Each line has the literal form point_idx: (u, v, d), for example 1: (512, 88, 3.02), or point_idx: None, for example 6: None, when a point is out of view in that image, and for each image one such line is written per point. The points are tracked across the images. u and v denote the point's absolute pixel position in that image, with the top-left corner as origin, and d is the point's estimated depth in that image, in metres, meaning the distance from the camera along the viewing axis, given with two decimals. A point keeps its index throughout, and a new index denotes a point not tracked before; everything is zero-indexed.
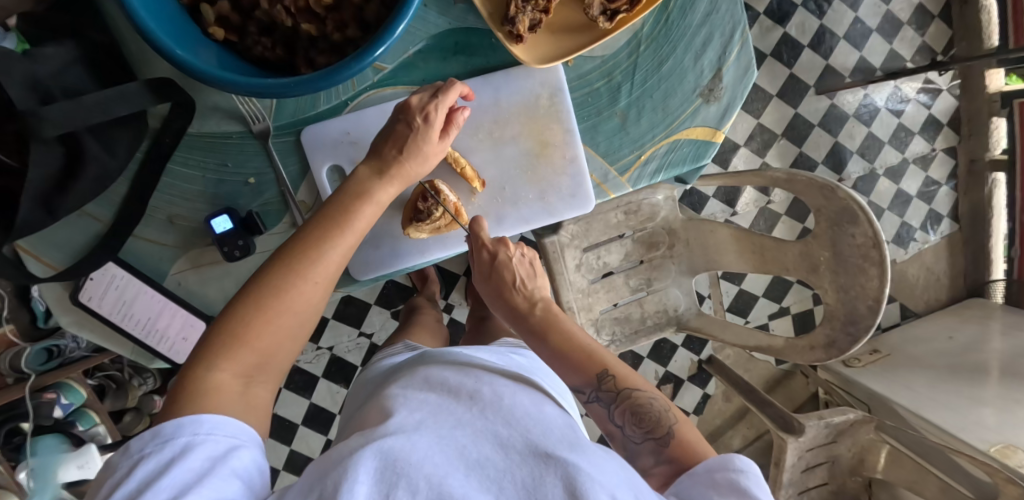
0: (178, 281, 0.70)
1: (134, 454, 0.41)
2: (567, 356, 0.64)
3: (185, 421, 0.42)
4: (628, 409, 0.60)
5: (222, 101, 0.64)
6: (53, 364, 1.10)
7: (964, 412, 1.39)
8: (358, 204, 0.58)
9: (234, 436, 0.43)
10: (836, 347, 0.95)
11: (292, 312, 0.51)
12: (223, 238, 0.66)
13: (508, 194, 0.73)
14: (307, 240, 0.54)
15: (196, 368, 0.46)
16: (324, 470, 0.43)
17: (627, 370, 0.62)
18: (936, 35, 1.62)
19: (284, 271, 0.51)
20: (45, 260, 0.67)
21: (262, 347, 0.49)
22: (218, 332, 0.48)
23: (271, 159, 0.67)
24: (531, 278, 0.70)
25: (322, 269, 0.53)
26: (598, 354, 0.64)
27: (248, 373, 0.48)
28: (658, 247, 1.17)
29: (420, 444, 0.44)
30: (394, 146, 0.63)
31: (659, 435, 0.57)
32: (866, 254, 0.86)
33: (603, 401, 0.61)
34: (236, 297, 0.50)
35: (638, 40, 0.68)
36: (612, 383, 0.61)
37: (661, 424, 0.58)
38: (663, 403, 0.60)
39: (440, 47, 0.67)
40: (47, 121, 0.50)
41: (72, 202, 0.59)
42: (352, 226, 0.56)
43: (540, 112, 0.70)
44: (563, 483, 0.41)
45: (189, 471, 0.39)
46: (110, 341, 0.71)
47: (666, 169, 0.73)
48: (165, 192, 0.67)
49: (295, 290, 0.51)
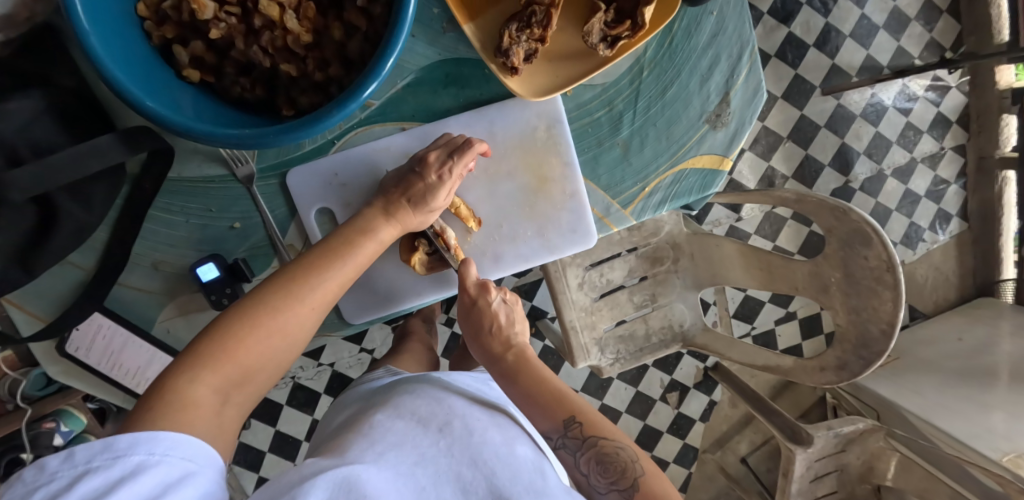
0: (166, 329, 0.68)
1: (76, 465, 0.36)
2: (534, 401, 0.57)
3: (141, 437, 0.39)
4: (593, 457, 0.55)
5: (203, 143, 0.61)
6: (52, 389, 1.10)
7: (975, 419, 1.37)
8: (359, 239, 0.58)
9: (192, 460, 0.40)
10: (847, 369, 0.92)
11: (283, 333, 0.51)
12: (209, 286, 0.63)
13: (505, 231, 0.70)
14: (305, 264, 0.54)
15: (177, 378, 0.45)
16: (272, 496, 0.42)
17: (597, 416, 0.56)
18: (944, 31, 1.57)
19: (282, 292, 0.52)
20: (29, 310, 0.64)
21: (246, 364, 0.48)
22: (207, 342, 0.47)
23: (255, 203, 0.64)
24: (509, 325, 0.63)
25: (320, 294, 0.54)
26: (566, 396, 0.57)
27: (226, 391, 0.47)
28: (662, 262, 1.14)
29: (375, 479, 0.42)
30: (396, 188, 0.63)
31: (624, 487, 0.53)
32: (879, 277, 0.82)
33: (569, 448, 0.55)
34: (228, 311, 0.50)
35: (640, 66, 0.65)
36: (579, 431, 0.55)
37: (627, 474, 0.54)
38: (631, 451, 0.55)
39: (430, 80, 0.63)
40: (15, 187, 0.46)
41: (49, 257, 0.56)
42: (352, 254, 0.57)
43: (537, 144, 0.67)
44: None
45: (138, 497, 0.36)
46: (99, 390, 0.69)
47: (671, 200, 0.69)
48: (148, 238, 0.64)
49: (291, 311, 0.51)
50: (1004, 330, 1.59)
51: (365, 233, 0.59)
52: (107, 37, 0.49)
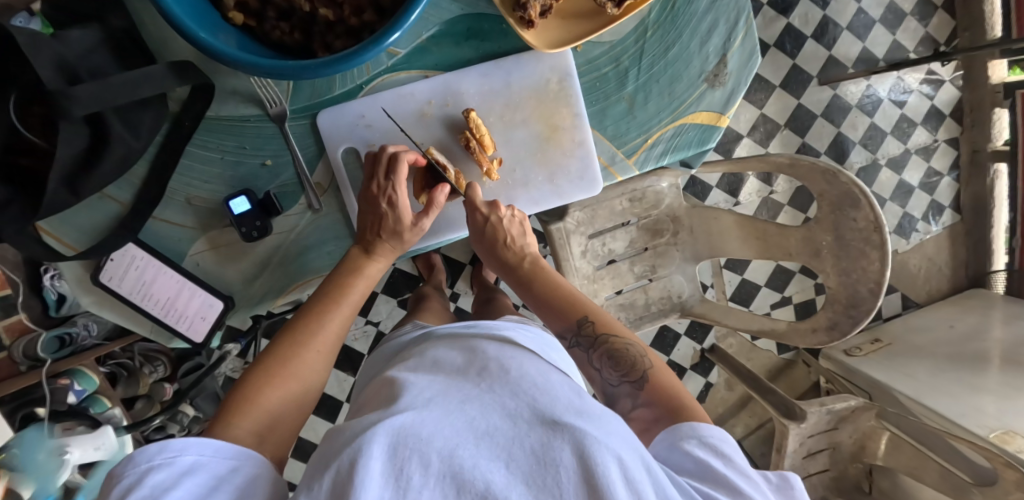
0: (196, 262, 0.71)
1: (142, 464, 0.44)
2: (555, 304, 0.69)
3: (191, 441, 0.45)
4: (606, 353, 0.63)
5: (240, 85, 0.66)
6: (65, 352, 1.10)
7: (964, 399, 1.41)
8: (351, 280, 0.65)
9: (234, 458, 0.46)
10: (837, 330, 0.96)
11: (297, 378, 0.56)
12: (242, 218, 0.68)
13: (518, 176, 0.75)
14: (306, 315, 0.61)
15: (216, 428, 0.50)
16: (337, 450, 0.45)
17: (609, 320, 0.65)
18: (938, 26, 1.63)
19: (288, 343, 0.58)
20: (65, 241, 0.68)
21: (270, 409, 0.53)
22: (232, 398, 0.52)
23: (287, 141, 0.69)
24: (521, 237, 0.73)
25: (320, 337, 0.60)
26: (581, 303, 0.67)
27: (263, 432, 0.51)
28: (662, 234, 1.18)
29: (430, 419, 0.46)
30: (374, 227, 0.68)
31: (634, 379, 0.60)
32: (867, 238, 0.87)
33: (582, 345, 0.65)
34: (247, 371, 0.56)
35: (645, 26, 0.70)
36: (592, 328, 0.65)
37: (637, 368, 0.61)
38: (640, 348, 0.62)
39: (452, 32, 0.68)
40: (77, 101, 0.50)
41: (96, 182, 0.61)
42: (345, 298, 0.64)
43: (549, 95, 0.71)
44: (572, 448, 0.42)
45: (192, 490, 0.42)
46: (130, 321, 0.72)
47: (672, 153, 0.74)
48: (183, 174, 0.68)
49: (300, 357, 0.57)
50: (994, 317, 1.63)
51: (354, 271, 0.66)
52: None
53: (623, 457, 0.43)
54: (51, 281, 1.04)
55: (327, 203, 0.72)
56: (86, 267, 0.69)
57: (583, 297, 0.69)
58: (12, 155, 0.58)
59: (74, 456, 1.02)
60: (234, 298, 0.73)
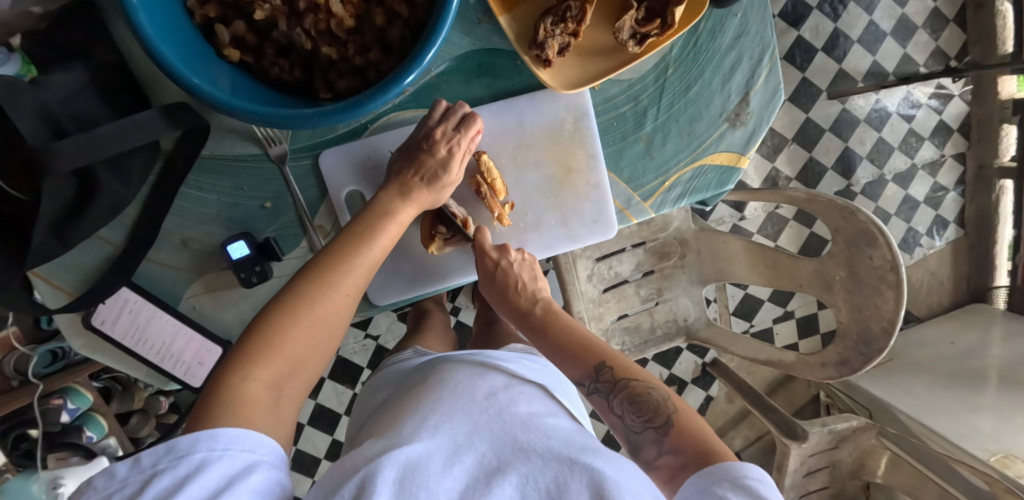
0: (193, 305, 0.69)
1: (145, 470, 0.39)
2: (567, 349, 0.64)
3: (203, 435, 0.41)
4: (626, 399, 0.59)
5: (238, 123, 0.63)
6: (58, 367, 1.07)
7: (964, 420, 1.41)
8: (382, 223, 0.61)
9: (253, 450, 0.42)
10: (848, 365, 0.95)
11: (322, 321, 0.53)
12: (239, 264, 0.65)
13: (530, 218, 0.72)
14: (334, 253, 0.56)
15: (232, 376, 0.47)
16: (340, 482, 0.43)
17: (628, 361, 0.61)
18: (950, 40, 1.60)
19: (314, 282, 0.54)
20: (56, 284, 0.65)
21: (294, 356, 0.50)
22: (254, 338, 0.49)
23: (288, 183, 0.66)
24: (533, 282, 0.70)
25: (350, 280, 0.56)
26: (597, 346, 0.62)
27: (279, 382, 0.49)
28: (669, 257, 1.16)
29: (439, 454, 0.44)
30: (409, 168, 0.64)
31: (658, 424, 0.56)
32: (883, 276, 0.85)
33: (602, 392, 0.60)
34: (269, 305, 0.52)
35: (665, 64, 0.67)
36: (610, 374, 0.60)
37: (661, 413, 0.57)
38: (662, 391, 0.58)
39: (463, 69, 0.65)
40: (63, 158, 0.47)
41: (85, 230, 0.57)
42: (374, 241, 0.59)
43: (564, 136, 0.69)
44: (589, 486, 0.41)
45: (205, 490, 0.38)
46: (123, 365, 0.69)
47: (690, 194, 0.71)
48: (178, 215, 0.65)
49: (326, 299, 0.53)
50: (995, 335, 1.63)
51: (385, 215, 0.62)
52: (156, 19, 0.51)
53: None
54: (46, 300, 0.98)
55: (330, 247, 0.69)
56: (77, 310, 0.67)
57: (598, 339, 0.64)
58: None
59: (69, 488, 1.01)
60: (232, 343, 0.70)
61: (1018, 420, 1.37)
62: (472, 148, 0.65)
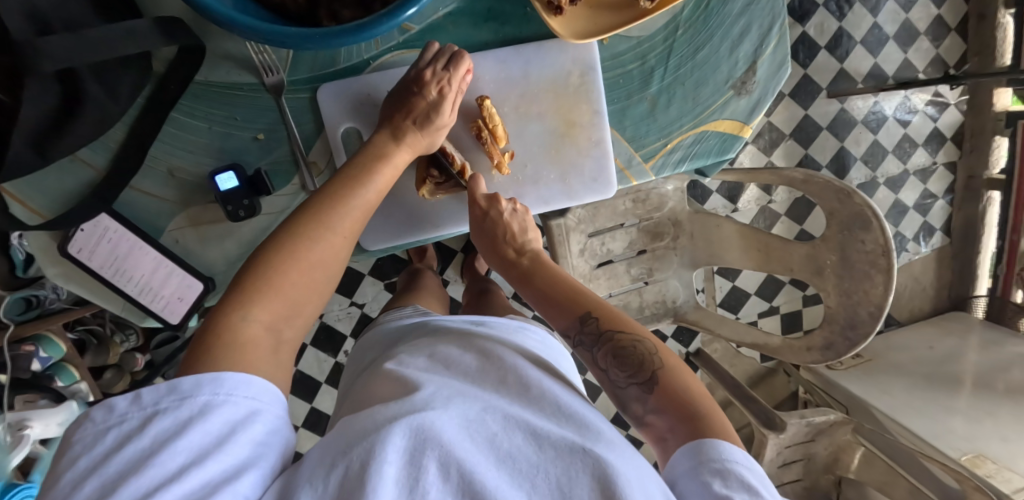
0: (175, 239, 0.67)
1: (145, 406, 0.38)
2: (554, 300, 0.61)
3: (206, 378, 0.40)
4: (610, 352, 0.57)
5: (234, 49, 0.61)
6: (31, 315, 1.01)
7: (937, 420, 1.44)
8: (377, 165, 0.59)
9: (255, 398, 0.41)
10: (833, 350, 0.96)
11: (316, 265, 0.51)
12: (228, 195, 0.63)
13: (529, 172, 0.71)
14: (329, 195, 0.55)
15: (229, 316, 0.45)
16: (344, 443, 0.42)
17: (614, 313, 0.59)
18: (950, 48, 1.62)
19: (313, 224, 0.52)
20: (30, 205, 0.62)
21: (291, 298, 0.48)
22: (251, 273, 0.47)
23: (284, 115, 0.64)
24: (522, 234, 0.67)
25: (348, 222, 0.54)
26: (583, 295, 0.60)
27: (279, 323, 0.47)
28: (662, 238, 1.16)
29: (450, 421, 0.43)
30: (399, 109, 0.63)
31: (643, 380, 0.55)
32: (874, 262, 0.86)
33: (587, 344, 0.58)
34: (263, 242, 0.50)
35: (676, 24, 0.67)
36: (595, 325, 0.58)
37: (646, 367, 0.55)
38: (651, 343, 0.56)
39: (471, 12, 0.64)
40: (47, 56, 0.45)
41: (66, 144, 0.55)
42: (369, 185, 0.57)
43: (569, 89, 0.68)
44: (596, 480, 0.40)
45: (208, 435, 0.38)
46: (99, 298, 0.67)
47: (690, 160, 0.71)
48: (166, 142, 0.63)
49: (320, 243, 0.51)
50: (973, 342, 1.66)
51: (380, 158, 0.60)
52: None
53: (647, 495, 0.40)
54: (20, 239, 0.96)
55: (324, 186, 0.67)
56: (52, 237, 0.64)
57: (587, 288, 0.62)
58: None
59: (34, 431, 0.94)
60: (215, 281, 0.68)
61: (989, 425, 1.40)
62: (464, 89, 0.65)
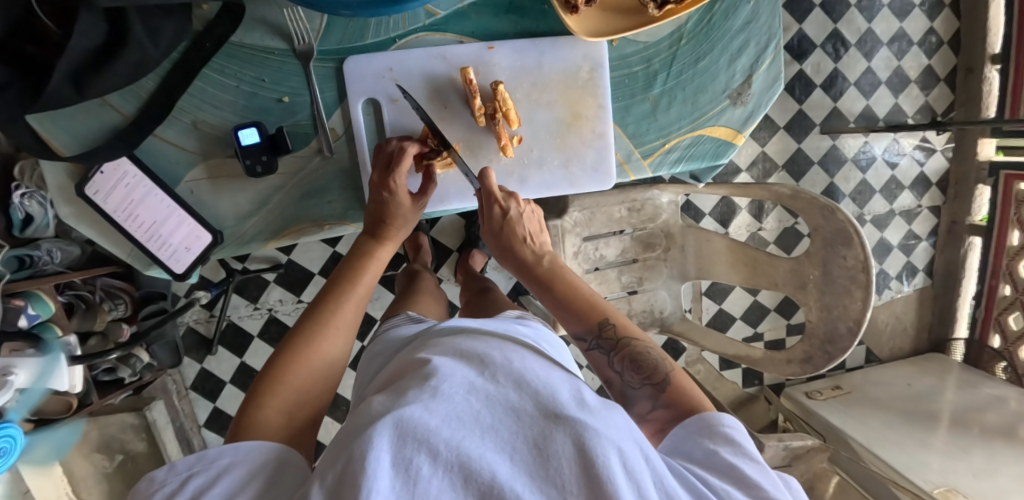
0: (190, 189, 0.70)
1: (181, 472, 0.44)
2: (570, 306, 0.66)
3: (227, 447, 0.45)
4: (626, 357, 0.61)
5: (270, 15, 0.66)
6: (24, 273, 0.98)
7: (911, 454, 1.46)
8: (376, 247, 0.65)
9: (269, 451, 0.46)
10: (811, 363, 0.99)
11: (320, 355, 0.56)
12: (247, 150, 0.67)
13: (535, 157, 0.74)
14: (327, 291, 0.61)
15: (248, 406, 0.50)
16: (347, 440, 0.44)
17: (629, 324, 0.63)
18: (938, 97, 1.70)
19: (315, 318, 0.58)
20: (54, 142, 0.66)
21: (298, 386, 0.53)
22: (263, 373, 0.53)
23: (309, 81, 0.68)
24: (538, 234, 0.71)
25: (342, 315, 0.59)
26: (600, 305, 0.65)
27: (291, 410, 0.51)
28: (653, 249, 1.20)
29: (437, 406, 0.44)
30: (378, 214, 0.67)
31: (656, 382, 0.58)
32: (854, 276, 0.90)
33: (603, 348, 0.62)
34: (278, 347, 0.56)
35: (680, 34, 0.72)
36: (613, 332, 0.63)
37: (660, 371, 0.59)
38: (660, 352, 0.61)
39: (493, 3, 0.69)
40: None
41: (104, 82, 0.59)
42: (362, 278, 0.62)
43: (579, 83, 0.72)
44: (573, 441, 0.42)
45: (233, 485, 0.43)
46: (108, 241, 0.70)
47: (686, 161, 0.75)
48: (194, 95, 0.67)
49: (325, 336, 0.57)
50: (949, 382, 1.70)
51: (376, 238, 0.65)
52: None
53: (624, 449, 0.42)
54: (20, 198, 0.97)
55: (339, 150, 0.71)
56: (70, 175, 0.67)
57: (600, 299, 0.67)
58: (19, 41, 0.56)
59: (19, 380, 0.89)
60: (223, 235, 0.71)
61: (960, 460, 1.43)
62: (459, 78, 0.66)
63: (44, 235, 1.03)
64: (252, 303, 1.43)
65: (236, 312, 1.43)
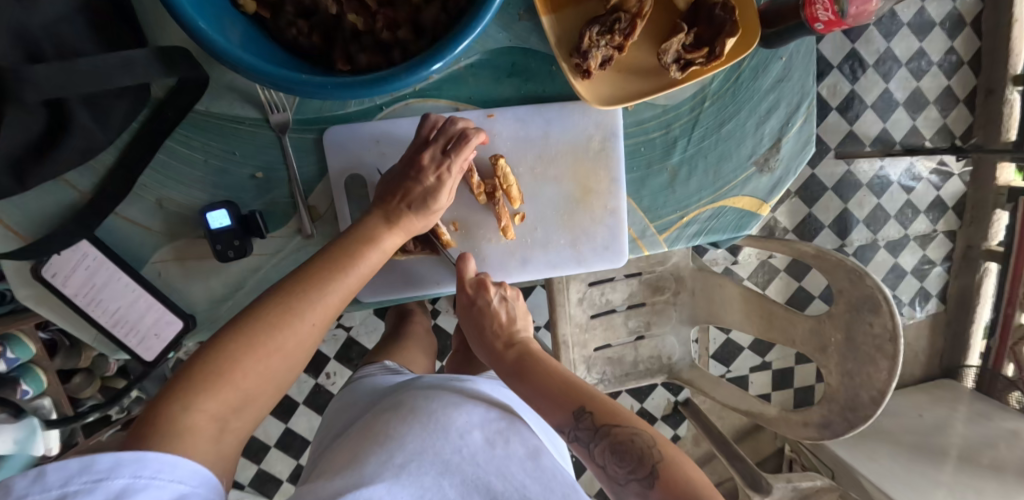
0: (158, 272, 0.63)
1: (51, 489, 0.34)
2: (544, 395, 0.57)
3: (128, 458, 0.37)
4: (608, 448, 0.52)
5: (240, 81, 0.58)
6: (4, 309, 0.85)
7: (923, 492, 1.41)
8: (363, 250, 0.57)
9: (182, 481, 0.39)
10: (830, 428, 0.93)
11: (282, 351, 0.49)
12: (217, 234, 0.60)
13: (538, 235, 0.68)
14: (310, 275, 0.53)
15: (172, 405, 0.43)
16: None
17: (611, 404, 0.54)
18: (957, 119, 1.63)
19: (284, 303, 0.50)
20: (5, 222, 0.59)
21: (244, 388, 0.46)
22: (203, 360, 0.45)
23: (286, 155, 0.61)
24: (511, 324, 0.65)
25: (320, 310, 0.52)
26: (577, 388, 0.56)
27: (228, 414, 0.45)
28: (662, 292, 1.14)
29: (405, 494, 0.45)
30: (387, 193, 0.61)
31: (642, 476, 0.50)
32: (880, 346, 0.83)
33: (583, 440, 0.53)
34: (229, 322, 0.48)
35: (703, 96, 0.65)
36: (590, 421, 0.53)
37: (645, 462, 0.50)
38: (649, 437, 0.52)
39: (494, 65, 0.61)
40: (30, 85, 0.40)
41: (45, 171, 0.51)
42: (355, 268, 0.55)
43: (589, 154, 0.65)
44: None
45: None
46: (70, 324, 0.63)
47: (706, 234, 0.69)
48: (158, 171, 0.60)
49: (293, 329, 0.49)
50: (961, 413, 1.65)
51: (366, 241, 0.57)
52: None
53: None
54: None
55: (321, 230, 0.64)
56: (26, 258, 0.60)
57: (584, 381, 0.57)
58: None
59: None
60: (196, 319, 0.64)
61: None
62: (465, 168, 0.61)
63: None
64: None
65: None
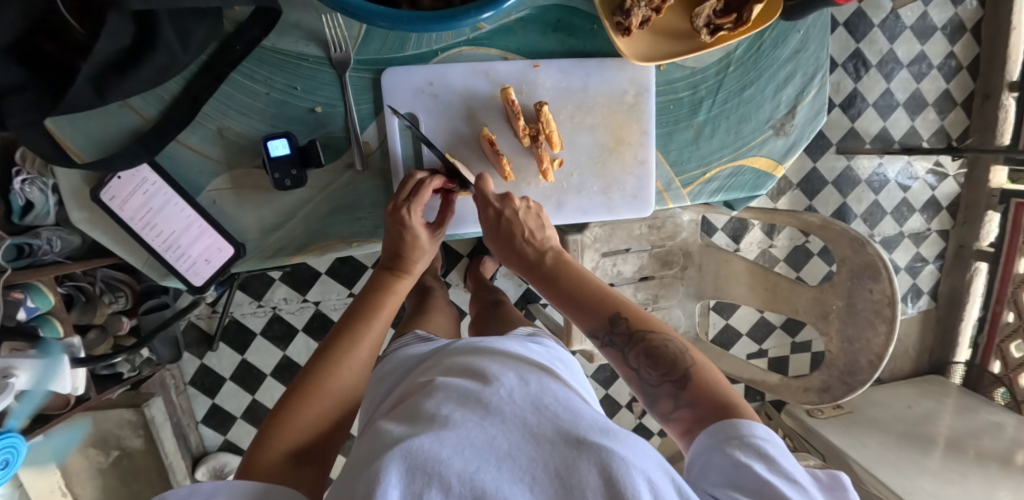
0: (213, 199, 0.67)
1: None
2: (579, 300, 0.58)
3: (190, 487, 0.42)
4: (641, 352, 0.54)
5: (306, 20, 0.63)
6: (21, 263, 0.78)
7: (910, 475, 1.47)
8: (381, 297, 0.62)
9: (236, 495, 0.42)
10: (829, 392, 0.99)
11: (331, 396, 0.53)
12: (276, 162, 0.64)
13: (574, 181, 0.73)
14: (340, 331, 0.58)
15: (252, 455, 0.48)
16: (359, 472, 0.41)
17: (644, 313, 0.56)
18: (953, 122, 1.70)
19: (322, 360, 0.55)
20: (68, 145, 0.63)
21: (308, 431, 0.51)
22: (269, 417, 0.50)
23: (345, 92, 0.66)
24: (540, 229, 0.65)
25: (356, 355, 0.57)
26: (611, 296, 0.57)
27: (301, 454, 0.49)
28: (671, 266, 1.18)
29: (450, 435, 0.41)
30: (395, 247, 0.66)
31: (676, 377, 0.51)
32: (879, 310, 0.89)
33: (617, 345, 0.55)
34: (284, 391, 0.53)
35: (728, 61, 0.71)
36: (625, 326, 0.55)
37: (678, 366, 0.52)
38: (680, 344, 0.53)
39: (542, 20, 0.68)
40: None
41: (126, 88, 0.55)
42: (378, 315, 0.60)
43: (623, 107, 0.70)
44: (598, 469, 0.39)
45: None
46: (122, 249, 0.66)
47: (725, 191, 0.74)
48: (222, 101, 0.65)
49: (337, 374, 0.54)
50: (948, 405, 1.71)
51: (383, 290, 0.63)
52: None
53: (652, 477, 0.39)
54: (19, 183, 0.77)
55: (372, 165, 0.69)
56: (86, 181, 0.64)
57: (613, 290, 0.59)
58: (35, 38, 0.51)
59: (20, 383, 0.79)
60: (245, 247, 0.68)
61: (958, 484, 1.43)
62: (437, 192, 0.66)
63: (45, 224, 0.82)
64: (256, 300, 1.37)
65: (239, 309, 1.37)
